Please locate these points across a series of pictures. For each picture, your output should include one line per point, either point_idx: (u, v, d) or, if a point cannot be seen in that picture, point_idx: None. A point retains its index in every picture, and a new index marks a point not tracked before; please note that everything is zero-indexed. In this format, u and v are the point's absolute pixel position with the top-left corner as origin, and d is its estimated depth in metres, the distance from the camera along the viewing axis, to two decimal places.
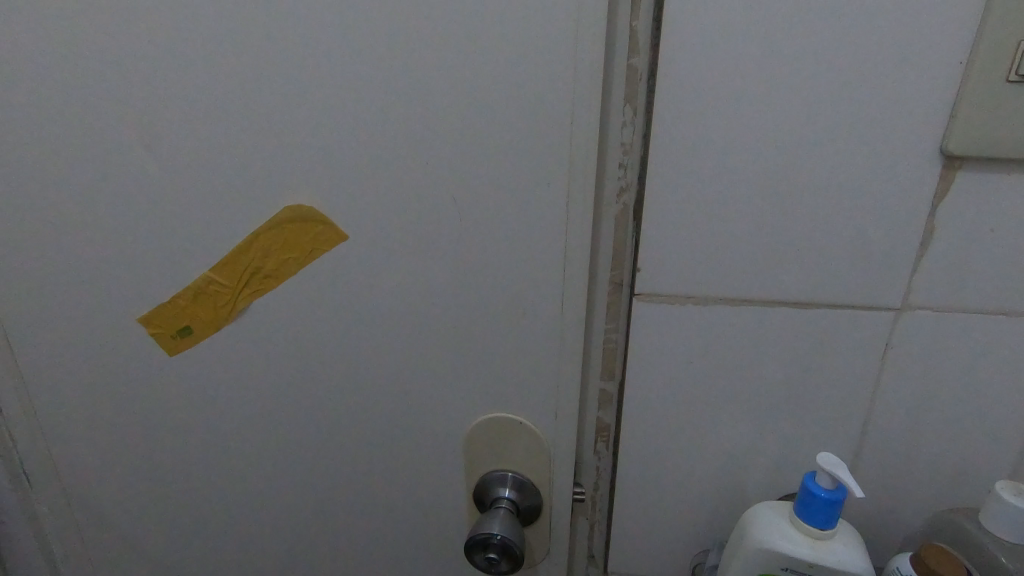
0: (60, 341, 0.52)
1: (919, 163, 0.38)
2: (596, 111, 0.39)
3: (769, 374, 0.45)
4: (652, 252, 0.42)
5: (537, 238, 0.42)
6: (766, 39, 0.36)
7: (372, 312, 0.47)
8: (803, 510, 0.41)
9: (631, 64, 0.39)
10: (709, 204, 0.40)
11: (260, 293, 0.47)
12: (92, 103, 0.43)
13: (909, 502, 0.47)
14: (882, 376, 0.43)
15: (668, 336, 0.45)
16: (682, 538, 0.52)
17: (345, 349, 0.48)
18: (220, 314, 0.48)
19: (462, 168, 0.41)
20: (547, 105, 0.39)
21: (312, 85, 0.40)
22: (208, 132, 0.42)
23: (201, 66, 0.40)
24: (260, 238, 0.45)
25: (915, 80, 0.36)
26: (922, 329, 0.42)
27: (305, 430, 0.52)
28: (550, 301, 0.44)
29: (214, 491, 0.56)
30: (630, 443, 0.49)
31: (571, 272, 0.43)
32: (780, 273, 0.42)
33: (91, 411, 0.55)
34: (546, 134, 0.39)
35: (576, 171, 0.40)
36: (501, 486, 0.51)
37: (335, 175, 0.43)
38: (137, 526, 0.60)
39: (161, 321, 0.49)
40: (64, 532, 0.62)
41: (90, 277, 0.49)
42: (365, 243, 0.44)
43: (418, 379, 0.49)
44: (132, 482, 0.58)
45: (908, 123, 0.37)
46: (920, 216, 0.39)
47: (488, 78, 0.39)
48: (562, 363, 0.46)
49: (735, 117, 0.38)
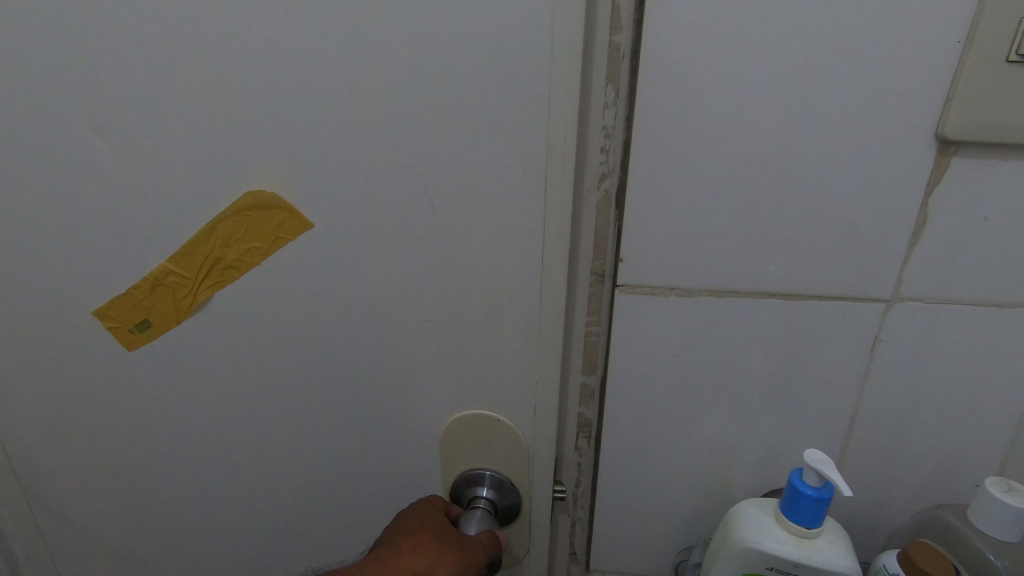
0: (10, 336, 0.49)
1: (913, 149, 0.36)
2: (575, 93, 0.36)
3: (756, 368, 0.43)
4: (635, 241, 0.40)
5: (513, 227, 0.40)
6: (755, 16, 0.34)
7: (341, 303, 0.44)
8: (789, 507, 0.39)
9: (613, 41, 0.37)
10: (694, 190, 0.38)
11: (221, 285, 0.44)
12: (29, 83, 0.39)
13: (897, 497, 0.46)
14: (870, 369, 0.42)
15: (652, 329, 0.43)
16: (666, 535, 0.51)
17: (314, 343, 0.46)
18: (180, 307, 0.45)
19: (434, 152, 0.39)
20: (523, 86, 0.36)
21: (270, 61, 0.37)
22: (158, 113, 0.39)
23: (145, 39, 0.37)
24: (219, 227, 0.42)
25: (910, 59, 0.34)
26: (911, 321, 0.40)
27: (274, 428, 0.50)
28: (528, 293, 0.42)
29: (181, 489, 0.54)
30: (611, 438, 0.47)
31: (549, 263, 0.41)
32: (766, 264, 0.40)
33: (48, 409, 0.52)
34: (521, 117, 0.37)
35: (554, 157, 0.38)
36: (478, 484, 0.50)
37: (298, 159, 0.40)
38: (102, 528, 0.58)
39: (116, 315, 0.47)
40: (26, 535, 0.59)
41: (39, 270, 0.45)
42: (333, 232, 0.42)
43: (391, 375, 0.47)
44: (95, 483, 0.55)
45: (902, 106, 0.35)
46: (912, 204, 0.37)
47: (459, 56, 0.36)
48: (542, 358, 0.44)
49: (721, 99, 0.36)
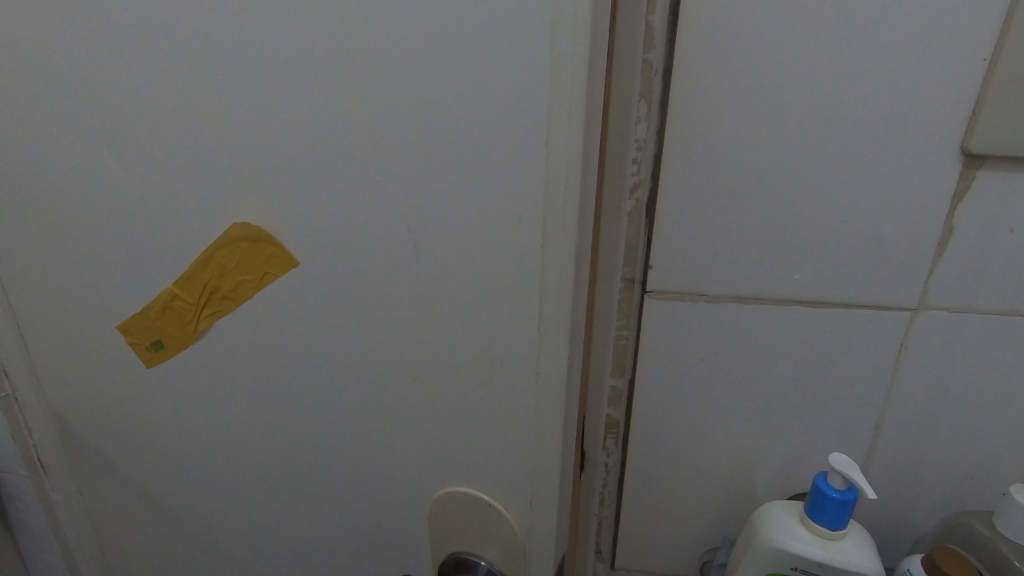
0: (53, 348, 0.49)
1: (937, 163, 0.37)
2: (577, 136, 0.31)
3: (781, 373, 0.44)
4: (665, 248, 0.42)
5: (507, 285, 0.36)
6: (785, 36, 0.36)
7: (335, 344, 0.41)
8: (813, 510, 0.41)
9: (646, 59, 0.38)
10: (723, 200, 0.40)
11: (223, 312, 0.43)
12: (71, 106, 0.39)
13: (922, 503, 0.46)
14: (895, 377, 0.43)
15: (678, 334, 0.44)
16: (691, 536, 0.52)
17: (324, 384, 0.43)
18: (187, 331, 0.44)
19: (427, 198, 0.35)
20: (517, 128, 0.32)
21: (267, 79, 0.34)
22: (165, 128, 0.37)
23: (162, 59, 0.36)
24: (215, 254, 0.41)
25: (937, 77, 0.35)
26: (937, 330, 0.41)
27: (286, 463, 0.47)
28: (526, 357, 0.38)
29: (199, 512, 0.53)
30: (639, 439, 0.49)
31: (547, 324, 0.36)
32: (793, 273, 0.41)
33: (83, 423, 0.52)
34: (513, 163, 0.33)
35: (552, 208, 0.33)
36: (471, 573, 0.46)
37: (294, 191, 0.37)
38: (127, 539, 0.58)
39: (133, 332, 0.46)
40: (48, 549, 0.59)
41: (80, 287, 0.46)
42: (336, 270, 0.39)
43: (397, 424, 0.43)
44: (122, 498, 0.55)
45: (929, 122, 0.36)
46: (938, 215, 0.38)
47: (447, 94, 0.32)
48: (537, 424, 0.40)
49: (750, 115, 0.38)
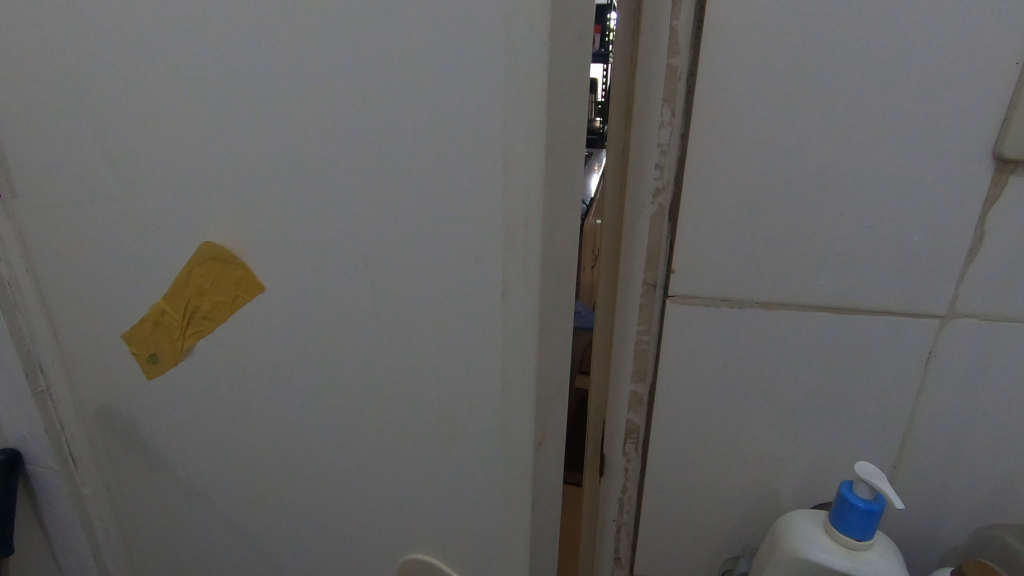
0: (83, 347, 0.50)
1: (967, 167, 0.36)
2: (537, 178, 0.28)
3: (805, 381, 0.44)
4: (688, 253, 0.42)
5: (464, 337, 0.33)
6: (811, 41, 0.36)
7: (314, 372, 0.40)
8: (838, 519, 0.40)
9: (670, 64, 0.39)
10: (747, 205, 0.40)
11: (204, 332, 0.44)
12: (97, 113, 0.40)
13: (951, 515, 0.45)
14: (923, 386, 0.42)
15: (700, 339, 0.44)
16: (712, 543, 0.51)
17: (321, 409, 0.41)
18: (177, 346, 0.45)
19: (382, 237, 0.33)
20: (471, 171, 0.29)
21: (262, 90, 0.32)
22: (184, 135, 0.37)
23: (177, 67, 0.35)
24: (193, 273, 0.41)
25: (968, 80, 0.35)
26: (968, 338, 0.40)
27: (289, 480, 0.46)
28: (489, 416, 0.35)
29: (212, 519, 0.52)
30: (660, 443, 0.49)
31: (511, 385, 0.33)
32: (818, 279, 0.41)
33: (109, 422, 0.53)
34: (471, 209, 0.30)
35: (512, 258, 0.30)
36: None
37: (291, 208, 0.35)
38: (150, 538, 0.58)
39: (133, 342, 0.47)
40: (78, 542, 0.60)
41: (105, 291, 0.46)
42: (327, 296, 0.36)
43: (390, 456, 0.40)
44: (145, 497, 0.56)
45: (960, 126, 0.36)
46: (969, 221, 0.38)
47: (403, 128, 0.30)
48: (507, 491, 0.36)
49: (776, 119, 0.38)
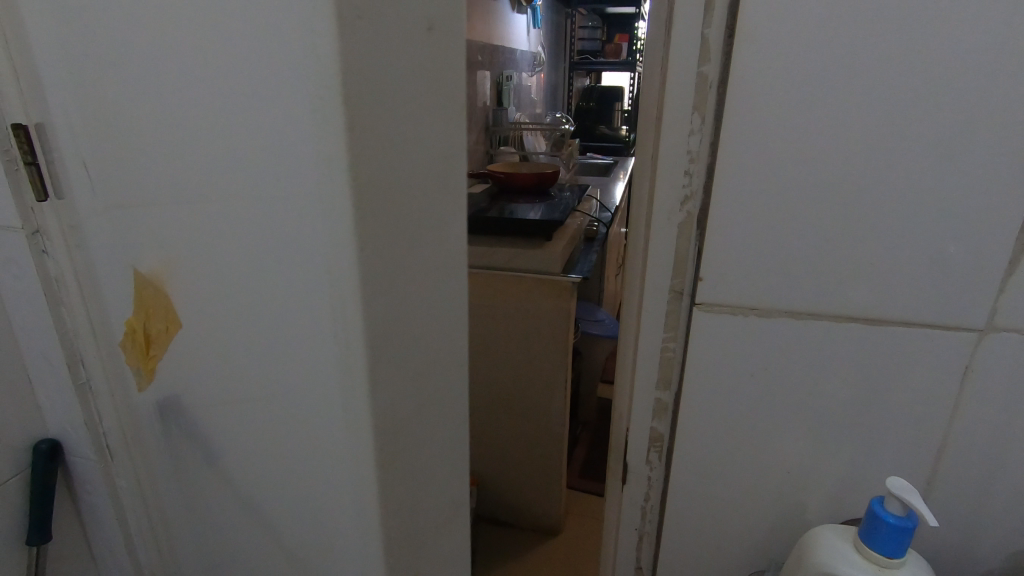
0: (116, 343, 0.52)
1: (1009, 178, 0.36)
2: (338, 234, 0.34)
3: (834, 393, 0.43)
4: (716, 261, 0.42)
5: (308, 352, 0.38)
6: (847, 49, 0.35)
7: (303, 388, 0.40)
8: (868, 536, 0.39)
9: (701, 72, 0.39)
10: (778, 215, 0.39)
11: (162, 346, 0.47)
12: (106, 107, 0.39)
13: (987, 535, 0.44)
14: (959, 401, 0.41)
15: (727, 348, 0.44)
16: (737, 557, 0.50)
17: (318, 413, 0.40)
18: (152, 359, 0.48)
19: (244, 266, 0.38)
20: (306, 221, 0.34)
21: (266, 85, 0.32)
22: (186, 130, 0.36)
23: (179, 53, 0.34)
24: (141, 296, 0.45)
25: (1011, 88, 0.34)
26: (1006, 353, 0.39)
27: (302, 489, 0.45)
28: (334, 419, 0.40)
29: (231, 522, 0.52)
30: (684, 453, 0.48)
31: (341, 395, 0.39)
32: (849, 291, 0.40)
33: (142, 416, 0.54)
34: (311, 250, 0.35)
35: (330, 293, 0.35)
36: None
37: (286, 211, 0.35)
38: (176, 531, 0.59)
39: (127, 355, 0.51)
40: (110, 532, 0.62)
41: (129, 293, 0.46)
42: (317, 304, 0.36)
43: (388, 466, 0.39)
44: (172, 492, 0.57)
45: (1001, 137, 0.35)
46: (1010, 233, 0.37)
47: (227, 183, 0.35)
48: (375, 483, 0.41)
49: (808, 127, 0.37)
